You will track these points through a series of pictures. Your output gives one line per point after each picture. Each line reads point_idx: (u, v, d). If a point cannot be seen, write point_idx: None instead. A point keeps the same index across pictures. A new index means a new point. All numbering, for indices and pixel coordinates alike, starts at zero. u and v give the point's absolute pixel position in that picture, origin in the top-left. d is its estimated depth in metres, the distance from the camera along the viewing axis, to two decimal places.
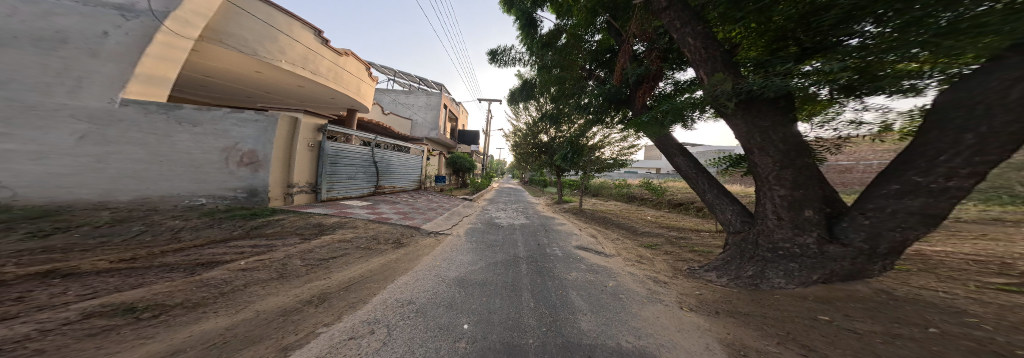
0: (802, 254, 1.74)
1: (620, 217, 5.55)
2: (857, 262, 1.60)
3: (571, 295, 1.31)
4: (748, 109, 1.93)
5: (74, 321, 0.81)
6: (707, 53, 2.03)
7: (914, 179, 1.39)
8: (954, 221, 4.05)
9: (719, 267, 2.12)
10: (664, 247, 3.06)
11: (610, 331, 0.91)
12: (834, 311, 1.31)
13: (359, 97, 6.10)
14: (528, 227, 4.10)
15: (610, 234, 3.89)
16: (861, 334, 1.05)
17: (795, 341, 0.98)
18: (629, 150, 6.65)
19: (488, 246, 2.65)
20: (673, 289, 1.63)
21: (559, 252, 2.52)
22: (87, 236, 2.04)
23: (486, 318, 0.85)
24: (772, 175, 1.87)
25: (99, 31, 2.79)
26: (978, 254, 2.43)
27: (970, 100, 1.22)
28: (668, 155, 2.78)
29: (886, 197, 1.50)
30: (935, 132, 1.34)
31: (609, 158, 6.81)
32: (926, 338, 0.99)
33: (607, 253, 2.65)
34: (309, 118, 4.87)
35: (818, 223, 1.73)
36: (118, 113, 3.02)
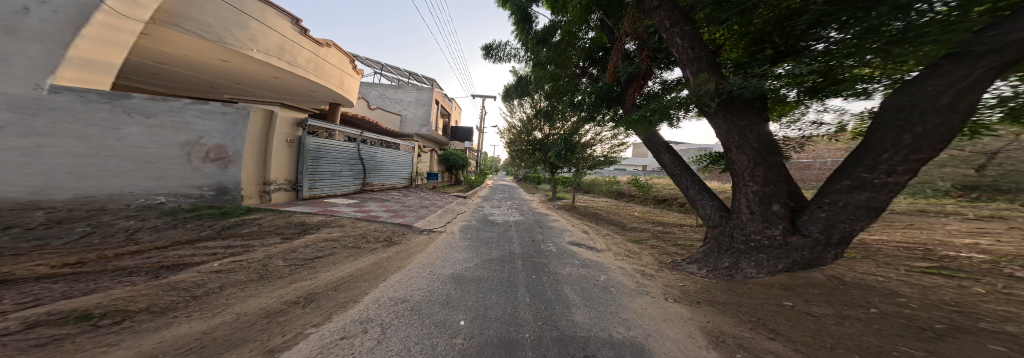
0: (770, 246, 1.89)
1: (610, 213, 5.73)
2: (814, 251, 1.78)
3: (565, 289, 1.35)
4: (727, 110, 2.06)
5: (18, 331, 0.72)
6: (694, 53, 2.13)
7: (862, 175, 1.56)
8: (891, 213, 4.62)
9: (699, 259, 2.26)
10: (650, 242, 3.21)
11: (602, 323, 0.95)
12: (794, 297, 1.45)
13: (343, 91, 5.82)
14: (521, 224, 4.13)
15: (601, 229, 4.02)
16: (817, 316, 1.18)
17: (764, 326, 1.07)
18: (619, 148, 6.84)
19: (484, 243, 2.63)
20: (660, 282, 1.72)
21: (554, 248, 2.56)
22: (18, 240, 1.78)
23: (482, 314, 0.85)
24: (748, 171, 1.99)
25: (17, 5, 2.28)
26: (910, 241, 2.79)
27: (909, 107, 1.39)
28: (655, 152, 2.91)
29: (840, 192, 1.67)
30: (879, 135, 1.52)
31: (600, 156, 7.00)
32: (868, 317, 1.14)
33: (597, 248, 2.75)
34: (286, 112, 4.74)
35: (785, 217, 1.89)
36: (48, 102, 2.55)
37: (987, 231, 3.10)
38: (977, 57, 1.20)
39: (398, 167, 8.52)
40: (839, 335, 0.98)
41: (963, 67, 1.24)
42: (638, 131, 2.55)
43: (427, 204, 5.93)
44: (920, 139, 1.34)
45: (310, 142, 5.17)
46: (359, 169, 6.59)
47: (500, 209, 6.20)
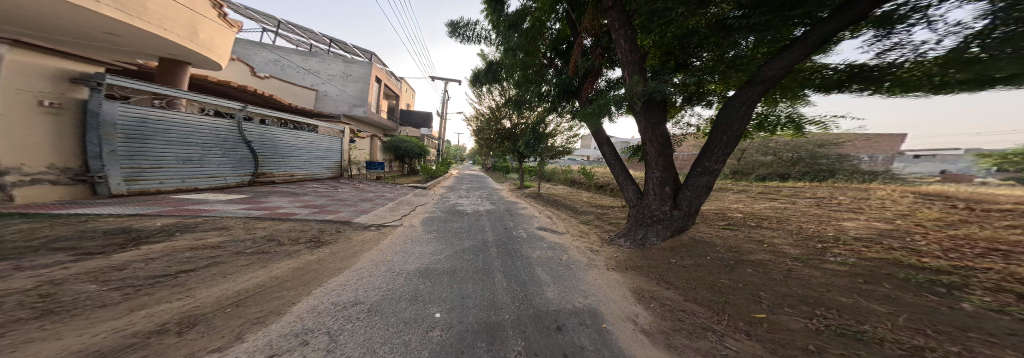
0: (665, 218, 2.63)
1: (565, 198, 6.56)
2: (684, 219, 2.64)
3: (536, 271, 1.56)
4: (642, 113, 2.73)
5: None
6: (631, 56, 2.71)
7: (707, 165, 2.49)
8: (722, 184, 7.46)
9: (626, 232, 2.89)
10: (595, 221, 3.83)
11: (569, 296, 1.14)
12: (672, 253, 2.17)
13: (188, 41, 3.74)
14: (481, 212, 4.16)
15: (562, 214, 4.52)
16: (683, 266, 1.85)
17: (662, 280, 1.61)
18: (573, 139, 7.70)
19: (454, 236, 2.55)
20: (604, 255, 2.13)
21: (517, 235, 2.76)
22: None
23: (456, 306, 0.90)
24: (655, 162, 2.69)
25: None
26: (724, 207, 4.60)
27: (724, 127, 2.37)
28: (599, 144, 3.50)
29: (696, 176, 2.56)
30: (714, 143, 2.44)
31: (559, 146, 7.88)
32: (705, 264, 1.87)
33: (558, 231, 3.14)
34: (29, 59, 2.85)
35: (672, 196, 2.65)
36: None
37: (754, 197, 5.44)
38: (752, 84, 2.21)
39: (310, 155, 7.22)
40: (702, 281, 1.57)
41: (749, 90, 2.23)
42: (590, 123, 2.96)
43: (346, 197, 4.79)
44: (731, 138, 2.34)
45: (115, 109, 3.41)
46: (235, 150, 5.17)
47: (455, 199, 5.93)
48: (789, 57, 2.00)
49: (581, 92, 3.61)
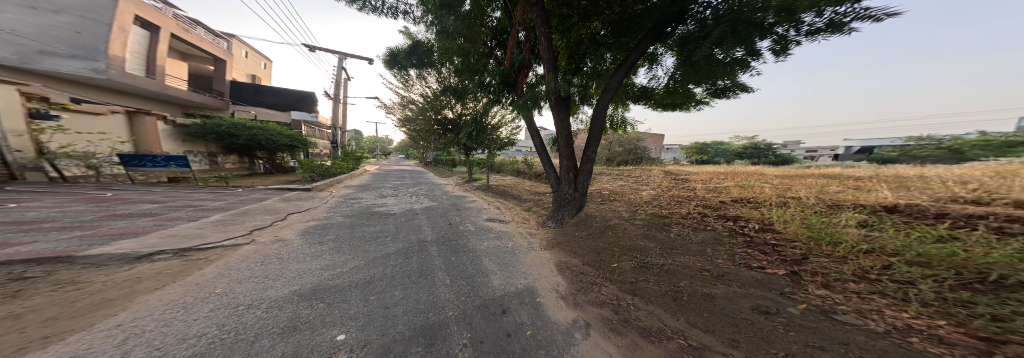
0: (571, 197, 4.05)
1: (505, 192, 7.78)
2: (577, 193, 4.07)
3: (485, 263, 2.56)
4: (557, 107, 3.92)
5: None
6: (548, 54, 3.57)
7: (588, 154, 3.97)
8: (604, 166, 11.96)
9: (553, 215, 4.25)
10: (534, 208, 5.49)
11: (513, 281, 2.12)
12: (564, 231, 3.74)
13: None
14: (438, 221, 4.44)
15: (508, 204, 6.16)
16: (577, 233, 3.55)
17: (563, 248, 3.22)
18: (515, 131, 9.89)
19: (362, 252, 2.78)
20: (499, 243, 3.30)
21: (430, 237, 3.49)
22: None
23: (358, 330, 1.33)
24: (565, 150, 4.05)
25: None
26: (604, 181, 7.57)
27: (596, 121, 3.85)
28: (532, 135, 4.46)
29: (588, 154, 3.95)
30: (596, 127, 3.92)
31: (505, 138, 9.89)
32: (589, 228, 3.54)
33: (505, 221, 4.56)
34: None
35: (572, 180, 4.05)
36: None
37: (617, 174, 8.72)
38: (609, 90, 3.64)
39: None
40: (589, 247, 3.07)
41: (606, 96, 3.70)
42: (524, 113, 3.75)
43: (221, 225, 3.45)
44: (596, 128, 3.90)
45: None
46: None
47: (395, 207, 5.54)
48: (619, 75, 3.51)
49: (517, 81, 4.24)
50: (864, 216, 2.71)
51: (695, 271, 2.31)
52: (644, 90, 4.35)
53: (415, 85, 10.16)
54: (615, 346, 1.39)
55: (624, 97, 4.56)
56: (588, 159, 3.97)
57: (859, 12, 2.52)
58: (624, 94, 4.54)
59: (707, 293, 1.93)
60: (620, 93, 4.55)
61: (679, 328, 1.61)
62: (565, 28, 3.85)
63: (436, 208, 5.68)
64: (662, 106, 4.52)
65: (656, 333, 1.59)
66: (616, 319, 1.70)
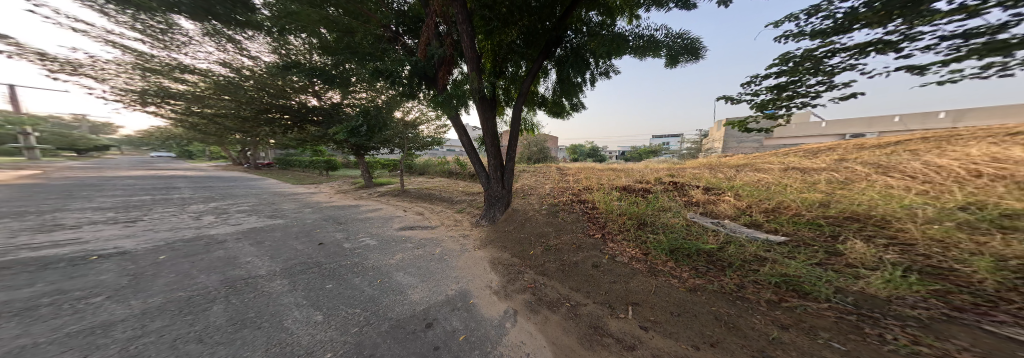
0: (497, 195, 4.31)
1: (407, 199, 6.99)
2: (503, 189, 4.33)
3: (396, 278, 2.28)
4: (483, 105, 3.98)
5: None
6: (471, 53, 3.54)
7: (512, 154, 4.33)
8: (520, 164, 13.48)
9: (485, 214, 4.44)
10: (467, 209, 5.50)
11: (441, 289, 2.07)
12: (483, 231, 4.00)
13: None
14: (303, 243, 3.31)
15: (436, 208, 5.78)
16: (505, 228, 3.89)
17: (497, 245, 3.42)
18: (441, 129, 8.95)
19: (101, 319, 1.52)
20: (391, 256, 2.88)
21: (259, 274, 2.35)
22: None
23: None
24: (492, 148, 4.17)
25: None
26: (526, 177, 8.53)
27: (515, 122, 4.21)
28: (458, 132, 4.29)
29: (511, 154, 4.33)
30: (515, 125, 4.23)
31: (427, 136, 8.83)
32: (518, 222, 3.90)
33: (432, 226, 4.32)
34: None
35: (500, 178, 4.28)
36: None
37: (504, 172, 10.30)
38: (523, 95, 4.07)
39: None
40: (520, 239, 3.41)
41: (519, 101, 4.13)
42: (447, 111, 3.54)
43: None
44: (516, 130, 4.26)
45: None
46: None
47: (208, 237, 3.46)
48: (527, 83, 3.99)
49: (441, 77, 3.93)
50: (674, 194, 4.60)
51: (576, 244, 3.02)
52: (542, 97, 5.12)
53: (199, 45, 6.28)
54: (532, 323, 1.74)
55: (532, 102, 5.23)
56: (511, 158, 4.34)
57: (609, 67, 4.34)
58: (532, 100, 5.21)
59: (581, 262, 2.63)
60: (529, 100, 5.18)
61: (568, 294, 2.17)
62: (488, 30, 3.83)
63: (294, 227, 4.15)
64: (558, 114, 5.47)
65: (558, 303, 2.06)
66: (534, 300, 2.10)
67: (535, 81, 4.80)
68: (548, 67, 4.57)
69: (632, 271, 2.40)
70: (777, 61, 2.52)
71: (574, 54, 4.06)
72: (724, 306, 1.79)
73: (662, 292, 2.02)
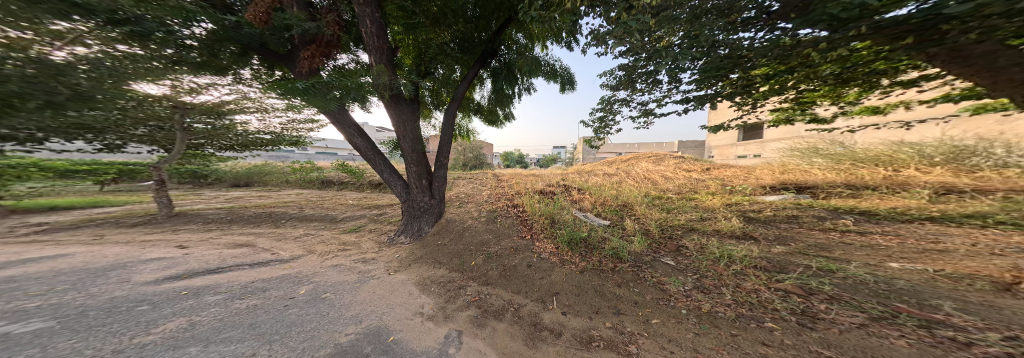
0: (428, 207, 3.98)
1: (223, 228, 5.04)
2: (432, 200, 4.05)
3: (219, 345, 1.60)
4: (392, 106, 3.60)
5: None
6: (378, 44, 3.22)
7: (443, 160, 4.12)
8: None
9: (407, 228, 3.98)
10: (365, 226, 4.89)
11: (322, 339, 1.66)
12: (395, 250, 3.62)
13: None
14: None
15: (298, 233, 4.66)
16: (432, 241, 3.67)
17: (416, 262, 3.16)
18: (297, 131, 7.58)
19: None
20: (140, 330, 1.76)
21: None
22: None
23: None
24: (410, 155, 3.79)
25: None
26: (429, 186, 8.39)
27: (447, 127, 4.03)
28: (350, 135, 3.69)
29: (445, 161, 4.12)
30: (447, 131, 4.04)
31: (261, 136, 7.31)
32: (444, 233, 3.78)
33: (299, 258, 3.44)
34: None
35: (427, 187, 3.97)
36: None
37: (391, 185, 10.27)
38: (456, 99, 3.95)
39: None
40: (448, 251, 3.28)
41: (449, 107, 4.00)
42: (324, 105, 2.96)
43: None
44: (449, 137, 4.09)
45: None
46: None
47: None
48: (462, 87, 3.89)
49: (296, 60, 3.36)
50: (558, 193, 5.68)
51: (507, 248, 3.08)
52: (479, 105, 5.12)
53: None
54: (480, 339, 1.66)
55: (468, 108, 5.14)
56: (442, 166, 4.13)
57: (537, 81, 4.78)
58: (469, 106, 5.12)
59: (518, 263, 2.71)
60: (466, 106, 5.08)
61: (511, 298, 2.18)
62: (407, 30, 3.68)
63: None
64: (496, 122, 5.57)
65: (501, 310, 2.03)
66: (478, 311, 2.03)
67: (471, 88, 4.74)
68: (484, 76, 4.62)
69: (552, 264, 2.64)
70: (600, 111, 3.30)
71: (507, 68, 4.32)
72: (595, 278, 2.43)
73: (584, 281, 2.35)
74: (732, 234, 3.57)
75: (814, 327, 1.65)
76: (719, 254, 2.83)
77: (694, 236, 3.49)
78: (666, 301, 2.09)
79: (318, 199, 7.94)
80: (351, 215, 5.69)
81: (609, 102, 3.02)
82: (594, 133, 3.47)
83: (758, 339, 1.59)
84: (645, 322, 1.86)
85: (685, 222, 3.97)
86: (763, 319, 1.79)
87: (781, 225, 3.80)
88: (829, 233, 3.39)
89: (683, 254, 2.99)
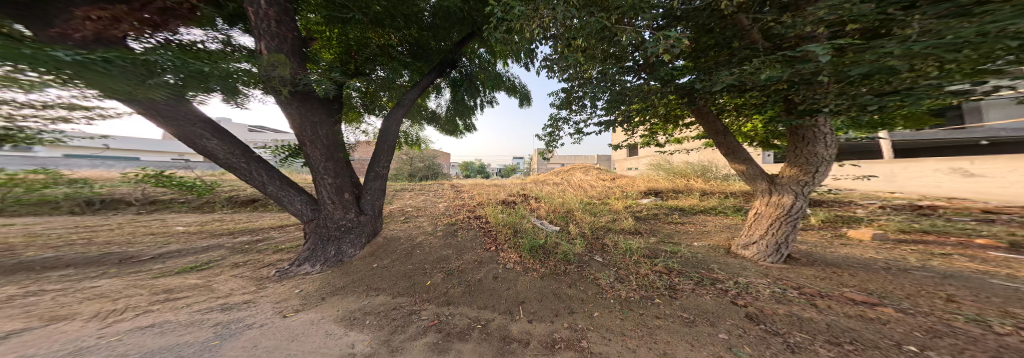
0: (353, 226, 3.38)
1: None
2: (359, 218, 3.47)
3: None
4: (285, 102, 2.81)
5: None
6: (282, 31, 2.64)
7: (377, 171, 3.63)
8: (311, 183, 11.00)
9: (315, 256, 3.22)
10: (220, 262, 3.56)
11: None
12: (295, 283, 2.85)
13: None
14: None
15: (39, 285, 2.77)
16: (365, 264, 3.16)
17: (327, 295, 2.54)
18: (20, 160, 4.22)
19: None
20: None
21: None
22: None
23: None
24: (322, 167, 3.09)
25: None
26: None
27: (386, 134, 3.61)
28: (194, 137, 2.47)
29: (380, 174, 3.64)
30: (387, 138, 3.62)
31: None
32: (374, 257, 3.31)
33: (77, 315, 2.14)
34: None
35: (350, 202, 3.36)
36: None
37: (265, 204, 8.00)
38: (402, 104, 3.65)
39: None
40: (379, 276, 2.86)
41: (390, 115, 3.64)
42: (146, 94, 1.83)
43: None
44: (389, 147, 3.67)
45: None
46: None
47: None
48: (412, 92, 3.65)
49: (57, 15, 1.74)
50: (488, 203, 5.80)
51: (468, 261, 3.00)
52: (433, 113, 4.95)
53: None
54: None
55: (419, 115, 4.87)
56: (379, 178, 3.63)
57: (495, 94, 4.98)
58: (422, 113, 4.88)
59: (483, 276, 2.65)
60: (418, 113, 4.83)
61: (477, 315, 2.08)
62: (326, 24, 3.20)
63: None
64: (454, 130, 5.52)
65: (460, 332, 1.88)
66: (439, 335, 1.86)
67: (426, 94, 4.52)
68: (441, 85, 4.50)
69: (518, 273, 2.69)
70: (551, 128, 3.56)
71: (468, 79, 4.32)
72: (553, 282, 2.56)
73: (547, 287, 2.44)
74: (629, 230, 4.55)
75: (712, 302, 2.30)
76: (628, 249, 3.50)
77: (611, 235, 4.14)
78: (602, 295, 2.39)
79: (78, 230, 4.93)
80: (160, 257, 3.74)
81: (555, 119, 3.34)
82: (545, 146, 3.77)
83: (654, 314, 2.12)
84: (590, 316, 2.08)
85: (604, 223, 4.67)
86: (682, 299, 2.36)
87: (656, 227, 4.92)
88: (671, 224, 5.23)
89: (606, 251, 3.51)
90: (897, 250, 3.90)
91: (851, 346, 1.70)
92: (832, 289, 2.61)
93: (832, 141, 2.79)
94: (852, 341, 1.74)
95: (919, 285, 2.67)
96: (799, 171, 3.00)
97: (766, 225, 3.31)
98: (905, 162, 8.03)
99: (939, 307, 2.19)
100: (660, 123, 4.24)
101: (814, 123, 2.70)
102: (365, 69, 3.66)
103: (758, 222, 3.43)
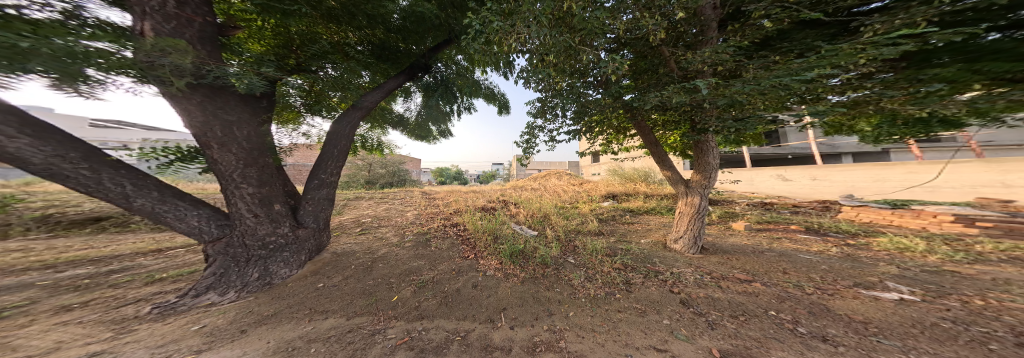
0: (286, 243, 2.85)
1: None
2: (294, 233, 2.94)
3: None
4: (179, 97, 2.17)
5: None
6: (186, 13, 2.20)
7: (321, 179, 3.19)
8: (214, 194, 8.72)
9: (222, 284, 2.53)
10: (49, 300, 2.47)
11: None
12: (191, 318, 2.10)
13: None
14: None
15: None
16: (309, 284, 2.71)
17: (250, 325, 2.02)
18: None
19: None
20: None
21: None
22: None
23: None
24: (237, 175, 2.49)
25: None
26: None
27: (336, 139, 3.23)
28: None
29: (322, 182, 3.19)
30: (336, 142, 3.23)
31: None
32: (317, 277, 2.86)
33: None
34: None
35: (282, 215, 2.82)
36: None
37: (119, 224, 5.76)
38: (358, 106, 3.33)
39: None
40: (323, 293, 2.50)
41: (342, 117, 3.28)
42: None
43: None
44: (340, 152, 3.29)
45: None
46: None
47: None
48: (373, 95, 3.39)
49: None
50: (451, 211, 5.61)
51: (448, 271, 2.90)
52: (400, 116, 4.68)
53: None
54: None
55: (382, 118, 4.53)
56: (324, 187, 3.20)
57: (468, 101, 5.00)
58: (386, 117, 4.58)
59: (462, 286, 2.58)
60: (382, 116, 4.51)
61: (456, 326, 1.99)
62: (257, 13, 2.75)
63: None
64: (424, 133, 5.32)
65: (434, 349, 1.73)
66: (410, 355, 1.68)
67: (393, 97, 4.26)
68: (412, 88, 4.31)
69: (497, 280, 2.69)
70: (529, 136, 3.67)
71: (443, 85, 4.28)
72: (532, 285, 2.62)
73: (523, 293, 2.46)
74: (593, 231, 4.89)
75: (662, 290, 2.70)
76: (594, 248, 3.81)
77: (578, 237, 4.42)
78: (578, 296, 2.51)
79: None
80: None
81: (532, 127, 3.48)
82: (523, 152, 3.87)
83: (617, 308, 2.33)
84: (566, 316, 2.17)
85: (574, 226, 4.94)
86: (640, 289, 2.71)
87: (611, 228, 5.39)
88: (624, 224, 5.82)
89: (576, 252, 3.75)
90: (756, 236, 5.20)
91: (742, 317, 2.20)
92: (728, 272, 3.27)
93: (716, 153, 3.58)
94: (765, 315, 2.22)
95: (768, 263, 3.57)
96: (700, 176, 3.69)
97: (686, 222, 3.95)
98: (757, 170, 10.61)
99: (782, 278, 3.04)
100: (615, 134, 4.72)
101: (705, 139, 3.42)
102: (308, 66, 3.21)
103: (680, 220, 4.06)
